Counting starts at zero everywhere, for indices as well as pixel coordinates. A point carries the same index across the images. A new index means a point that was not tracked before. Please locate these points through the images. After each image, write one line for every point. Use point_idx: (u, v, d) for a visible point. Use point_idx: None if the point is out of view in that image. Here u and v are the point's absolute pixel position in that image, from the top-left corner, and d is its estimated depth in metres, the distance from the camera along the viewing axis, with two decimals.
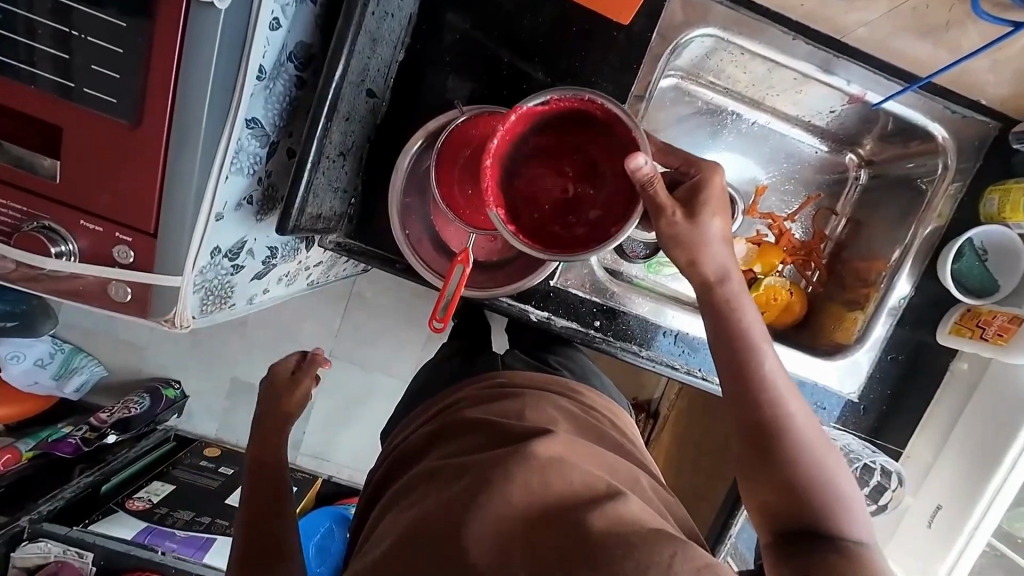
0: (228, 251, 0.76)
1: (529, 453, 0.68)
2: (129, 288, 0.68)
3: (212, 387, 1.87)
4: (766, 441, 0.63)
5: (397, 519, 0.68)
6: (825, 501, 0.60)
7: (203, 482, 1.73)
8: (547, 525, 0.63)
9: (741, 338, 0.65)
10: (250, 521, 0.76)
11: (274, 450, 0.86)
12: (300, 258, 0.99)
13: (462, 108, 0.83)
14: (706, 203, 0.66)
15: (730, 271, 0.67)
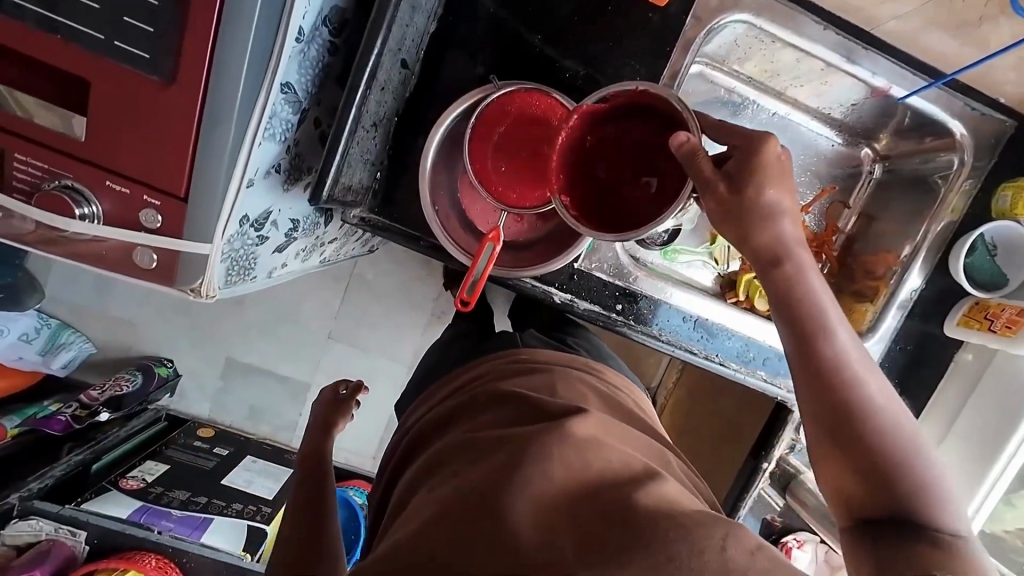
0: (254, 221, 0.74)
1: (568, 432, 0.72)
2: (155, 252, 0.65)
3: (208, 366, 1.83)
4: (844, 422, 0.57)
5: (435, 493, 0.70)
6: (913, 487, 0.55)
7: (198, 462, 1.69)
8: (587, 499, 0.66)
9: (816, 315, 0.59)
10: (298, 505, 0.89)
11: (317, 450, 0.98)
12: (318, 233, 0.98)
13: (495, 83, 0.81)
14: (773, 174, 0.59)
15: (797, 242, 0.60)
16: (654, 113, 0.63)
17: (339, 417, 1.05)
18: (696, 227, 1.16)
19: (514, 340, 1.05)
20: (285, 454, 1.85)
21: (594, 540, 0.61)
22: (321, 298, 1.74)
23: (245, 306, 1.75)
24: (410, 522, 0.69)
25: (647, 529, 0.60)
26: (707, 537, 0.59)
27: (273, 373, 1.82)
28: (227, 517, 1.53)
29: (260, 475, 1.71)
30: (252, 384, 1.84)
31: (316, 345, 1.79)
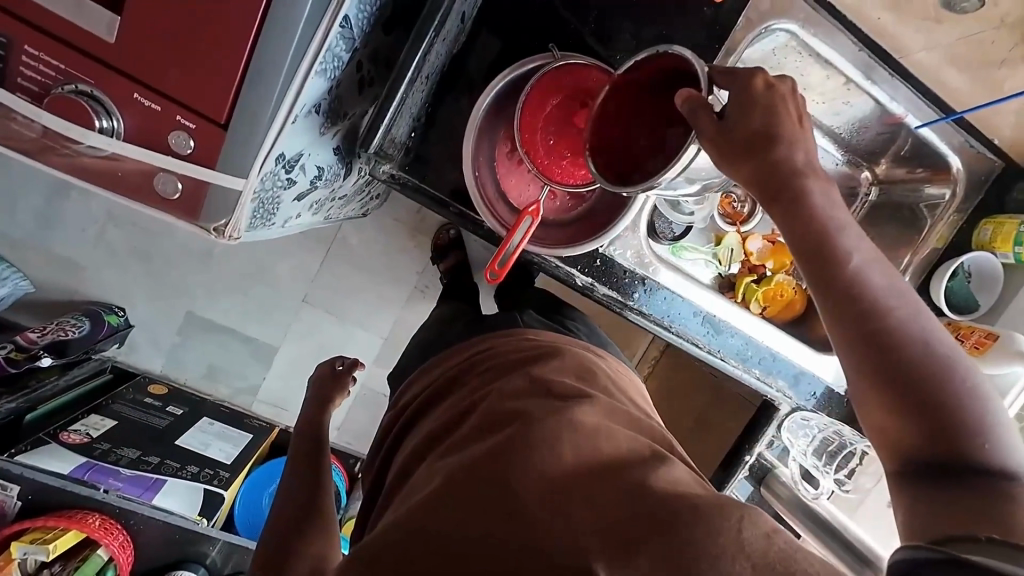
0: (288, 161, 0.68)
1: (573, 419, 0.64)
2: (180, 181, 0.60)
3: (160, 316, 1.56)
4: (879, 362, 0.53)
5: (440, 467, 0.64)
6: (966, 424, 0.50)
7: (150, 421, 1.41)
8: (597, 478, 0.57)
9: (842, 252, 0.55)
10: (293, 474, 0.86)
11: (316, 424, 0.94)
12: (336, 185, 0.92)
13: (555, 54, 0.80)
14: (768, 111, 0.57)
15: (805, 171, 0.57)
16: (682, 73, 0.61)
17: (337, 392, 1.01)
18: (703, 227, 1.17)
19: (514, 319, 0.94)
20: (248, 420, 1.60)
21: (613, 524, 0.52)
22: (298, 258, 1.51)
23: (216, 259, 1.50)
24: (413, 497, 0.64)
25: (665, 515, 0.51)
26: (723, 520, 0.50)
27: (236, 333, 1.58)
28: (183, 479, 1.31)
29: (220, 439, 1.47)
30: (211, 342, 1.58)
31: (287, 310, 1.56)
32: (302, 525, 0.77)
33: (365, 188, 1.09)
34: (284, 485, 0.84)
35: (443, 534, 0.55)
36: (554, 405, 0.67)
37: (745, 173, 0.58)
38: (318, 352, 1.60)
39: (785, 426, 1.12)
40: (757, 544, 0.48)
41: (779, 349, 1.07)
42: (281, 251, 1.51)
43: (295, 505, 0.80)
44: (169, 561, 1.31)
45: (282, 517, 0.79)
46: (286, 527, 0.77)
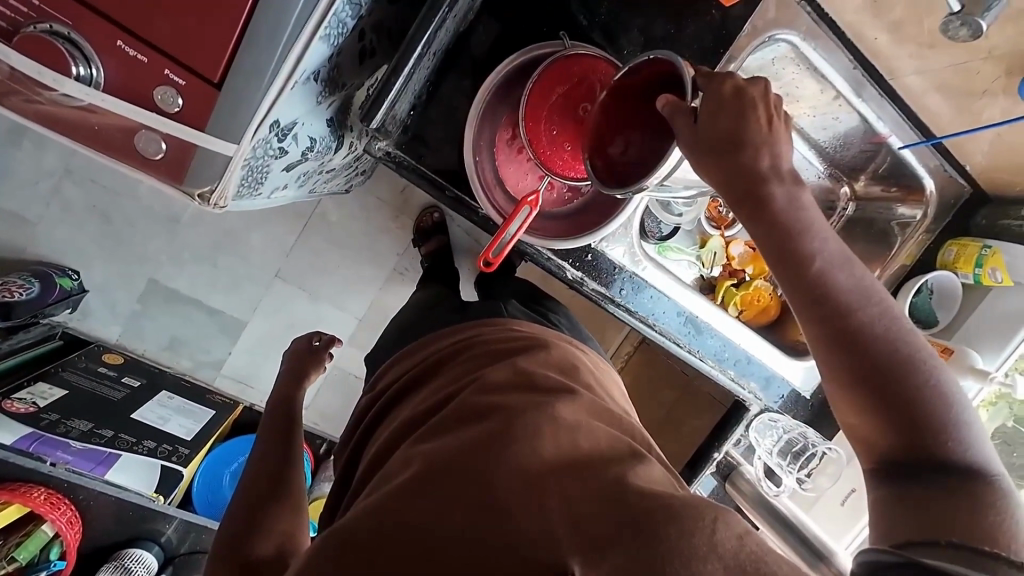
0: (282, 129, 0.64)
1: (554, 413, 0.60)
2: (164, 142, 0.56)
3: (116, 283, 1.45)
4: (849, 368, 0.55)
5: (416, 454, 0.60)
6: (932, 422, 0.53)
7: (103, 392, 1.32)
8: (577, 473, 0.53)
9: (819, 259, 0.56)
10: (262, 454, 0.82)
11: (290, 402, 0.91)
12: (327, 159, 0.89)
13: (565, 43, 0.79)
14: (740, 113, 0.56)
15: (769, 178, 0.57)
16: (673, 77, 0.60)
17: (314, 369, 0.97)
18: (690, 229, 1.19)
19: (499, 310, 0.91)
20: (210, 396, 1.52)
21: (593, 522, 0.47)
22: (272, 230, 1.44)
23: (183, 225, 1.42)
24: (386, 484, 0.58)
25: (643, 516, 0.46)
26: (699, 518, 0.45)
27: (200, 305, 1.49)
28: (139, 455, 1.25)
29: (180, 414, 1.41)
30: (173, 313, 1.49)
31: (259, 283, 1.49)
32: (264, 506, 0.74)
33: (354, 163, 1.05)
34: (252, 463, 0.80)
35: (416, 516, 0.51)
36: (534, 398, 0.63)
37: (716, 175, 0.58)
38: (287, 331, 1.54)
39: (754, 427, 1.16)
40: (732, 547, 0.44)
41: (754, 352, 1.12)
42: (252, 222, 1.43)
43: (263, 483, 0.77)
44: (122, 539, 1.25)
45: (249, 495, 0.76)
46: (248, 507, 0.74)
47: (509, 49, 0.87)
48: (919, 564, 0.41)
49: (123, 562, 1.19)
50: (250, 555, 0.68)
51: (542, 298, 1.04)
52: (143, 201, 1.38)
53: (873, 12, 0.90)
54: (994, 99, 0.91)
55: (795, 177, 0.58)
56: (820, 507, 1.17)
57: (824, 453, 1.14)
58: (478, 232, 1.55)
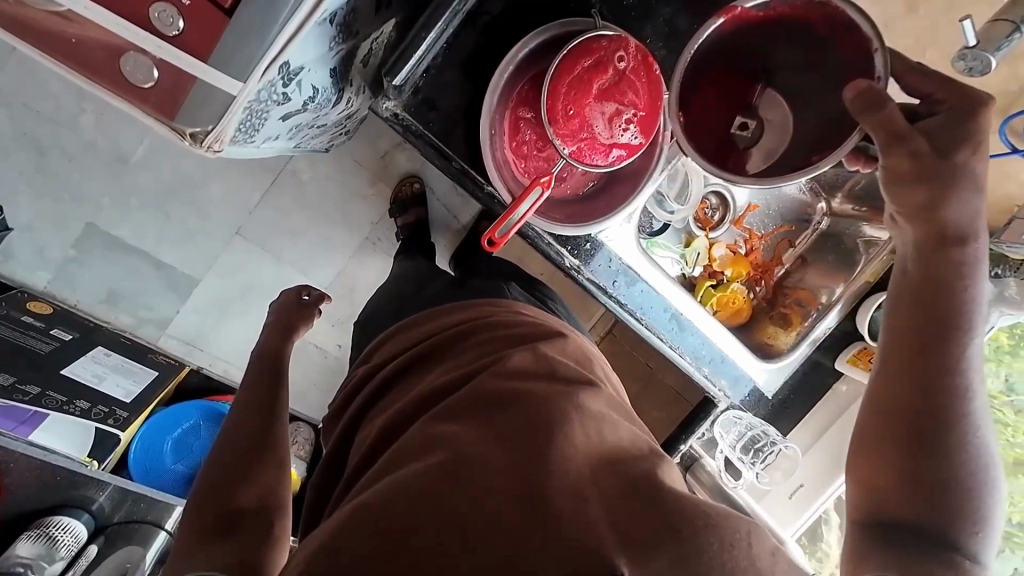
0: (289, 72, 0.59)
1: (580, 403, 0.60)
2: (158, 69, 0.51)
3: (45, 223, 1.26)
4: (910, 398, 0.57)
5: (439, 436, 0.57)
6: (943, 492, 0.55)
7: (29, 344, 1.18)
8: (602, 467, 0.53)
9: (958, 319, 0.57)
10: (248, 406, 0.77)
11: (263, 360, 0.84)
12: (323, 114, 0.82)
13: (597, 23, 0.78)
14: (966, 136, 0.55)
15: (959, 241, 0.57)
16: (828, 35, 0.60)
17: (303, 322, 0.92)
18: (679, 229, 1.22)
19: (501, 290, 0.90)
20: (152, 355, 1.37)
21: (631, 523, 0.47)
22: (236, 183, 1.31)
23: (131, 167, 1.25)
24: (404, 464, 0.56)
25: (679, 519, 0.47)
26: (734, 530, 0.47)
27: (146, 256, 1.33)
28: (71, 416, 1.14)
29: (118, 372, 1.28)
30: (112, 263, 1.32)
31: (215, 238, 1.35)
32: (251, 460, 0.70)
33: (345, 121, 0.97)
34: (235, 414, 0.76)
35: (452, 498, 0.49)
36: (559, 387, 0.63)
37: (915, 200, 0.57)
38: (246, 293, 1.41)
39: (719, 421, 1.26)
40: (766, 562, 0.46)
41: (729, 352, 1.16)
42: (211, 172, 1.29)
43: (246, 439, 0.73)
44: (46, 505, 1.11)
45: (224, 454, 0.71)
46: (230, 461, 0.70)
47: (535, 22, 0.83)
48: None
49: (47, 531, 1.08)
50: (237, 505, 0.65)
51: (536, 281, 1.03)
52: (85, 134, 1.20)
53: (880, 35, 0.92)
54: None
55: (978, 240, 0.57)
56: (771, 497, 1.26)
57: (782, 451, 1.21)
58: (459, 210, 1.51)
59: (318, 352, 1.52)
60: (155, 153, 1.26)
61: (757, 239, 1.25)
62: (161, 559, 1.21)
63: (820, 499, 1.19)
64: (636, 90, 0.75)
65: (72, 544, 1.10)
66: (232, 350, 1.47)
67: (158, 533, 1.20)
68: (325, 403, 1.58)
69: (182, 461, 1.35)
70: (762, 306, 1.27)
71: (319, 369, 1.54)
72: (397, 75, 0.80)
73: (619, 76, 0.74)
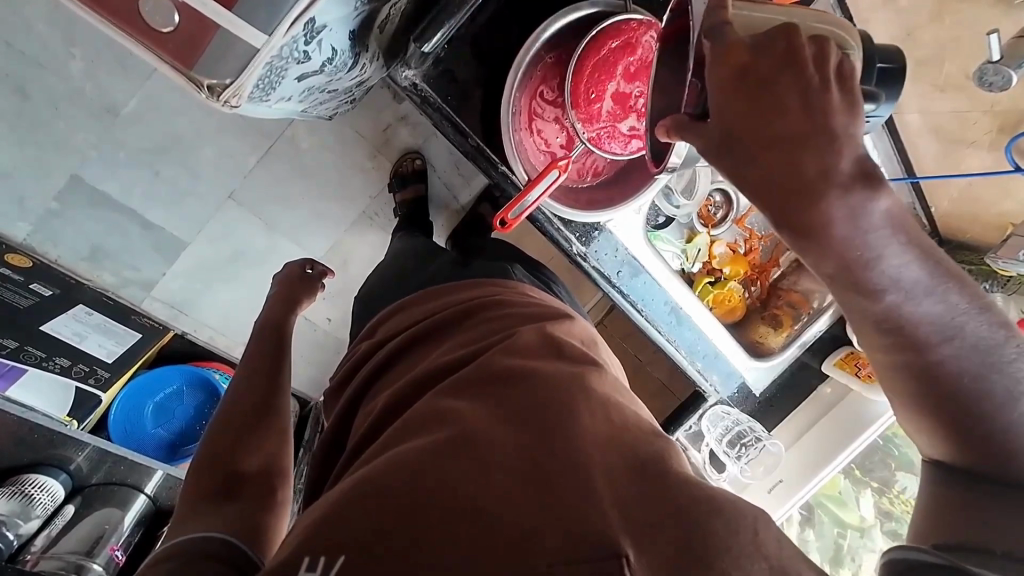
0: (313, 30, 0.56)
1: (587, 386, 0.61)
2: (178, 13, 0.49)
3: (24, 173, 1.18)
4: (899, 362, 0.57)
5: (443, 411, 0.57)
6: (1001, 441, 0.53)
7: (7, 299, 1.15)
8: (614, 449, 0.53)
9: (866, 292, 0.53)
10: (248, 377, 0.77)
11: (265, 330, 0.86)
12: (338, 78, 0.79)
13: (629, 4, 0.75)
14: (780, 78, 0.49)
15: (835, 182, 0.49)
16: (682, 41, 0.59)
17: (306, 294, 0.94)
18: (682, 224, 1.23)
19: (507, 272, 0.90)
20: (136, 317, 1.35)
21: (638, 507, 0.48)
22: (232, 144, 1.26)
23: (120, 119, 1.18)
24: (404, 441, 0.56)
25: (692, 508, 0.48)
26: (740, 516, 0.48)
27: (133, 214, 1.28)
28: (49, 372, 1.18)
29: (98, 332, 1.28)
30: (97, 219, 1.26)
31: (208, 200, 1.31)
32: (254, 430, 0.70)
33: (354, 88, 0.94)
34: (238, 382, 0.76)
35: (454, 472, 0.49)
36: (566, 370, 0.63)
37: (783, 162, 0.49)
38: (238, 261, 1.39)
39: (706, 416, 1.27)
40: (771, 547, 0.47)
41: (722, 350, 1.18)
42: (205, 131, 1.24)
43: (249, 408, 0.73)
44: (21, 463, 1.08)
45: (228, 422, 0.71)
46: (230, 431, 0.69)
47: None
48: (955, 566, 0.46)
49: (23, 489, 1.05)
50: (238, 467, 0.65)
51: (543, 265, 1.03)
52: (71, 79, 1.12)
53: (901, 43, 0.91)
54: (979, 151, 0.95)
55: (863, 175, 0.49)
56: (750, 490, 1.27)
57: (765, 447, 1.25)
58: (459, 189, 1.50)
59: (309, 324, 1.51)
60: (147, 107, 1.19)
61: (756, 239, 1.27)
62: (140, 523, 1.21)
63: (800, 493, 1.21)
64: None
65: (48, 502, 1.08)
66: (221, 317, 1.45)
67: (137, 496, 1.21)
68: (314, 376, 1.57)
69: (162, 426, 1.38)
70: (754, 306, 1.30)
71: (310, 342, 1.52)
72: (423, 42, 0.78)
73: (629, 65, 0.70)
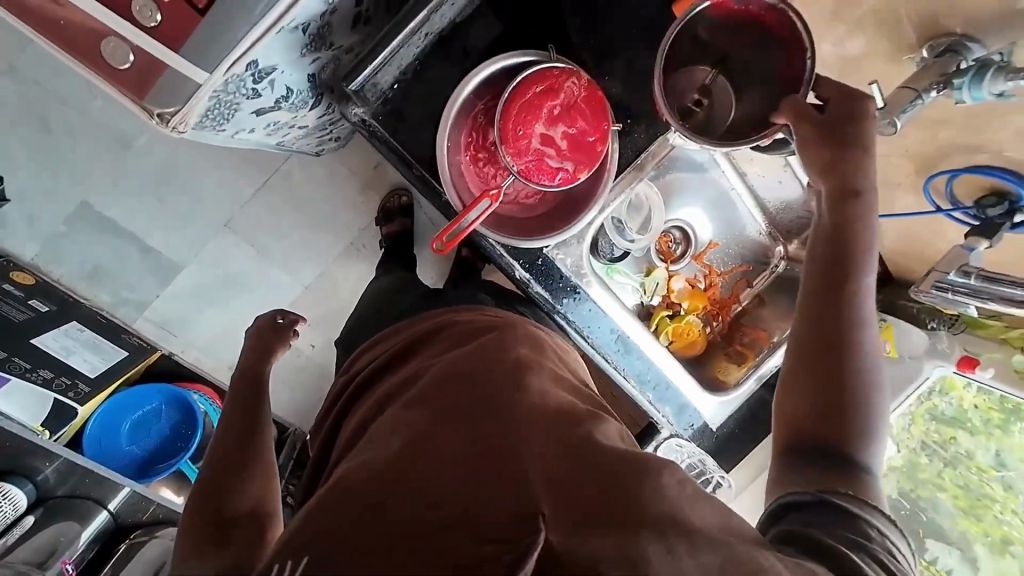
0: (259, 71, 0.65)
1: (531, 385, 0.68)
2: (133, 54, 0.58)
3: (43, 197, 1.31)
4: (796, 347, 0.65)
5: (411, 425, 0.64)
6: (854, 422, 0.60)
7: (4, 311, 1.20)
8: (553, 433, 0.61)
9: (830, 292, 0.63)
10: (231, 416, 0.81)
11: (245, 374, 0.86)
12: (300, 113, 0.88)
13: (552, 54, 0.84)
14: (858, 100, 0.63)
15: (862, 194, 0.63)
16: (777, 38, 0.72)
17: (280, 345, 0.90)
18: (639, 257, 1.28)
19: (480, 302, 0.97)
20: (125, 335, 1.39)
21: (571, 491, 0.54)
22: (230, 176, 1.38)
23: (132, 152, 1.32)
24: (376, 455, 0.62)
25: (615, 476, 0.55)
26: (651, 476, 0.56)
27: (133, 238, 1.38)
28: (30, 383, 1.18)
29: (87, 347, 1.30)
30: (101, 241, 1.37)
31: (204, 227, 1.41)
32: (241, 470, 0.74)
33: (328, 125, 1.04)
34: (220, 429, 0.79)
35: (423, 481, 0.56)
36: (516, 368, 0.70)
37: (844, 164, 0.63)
38: (228, 285, 1.46)
39: (661, 449, 1.23)
40: (673, 493, 0.55)
41: (674, 380, 1.19)
42: (206, 164, 1.36)
43: (236, 449, 0.76)
44: None
45: (219, 465, 0.75)
46: (223, 474, 0.73)
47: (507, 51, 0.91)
48: (825, 501, 0.56)
49: None
50: (228, 507, 0.70)
51: (511, 295, 1.09)
52: (92, 116, 1.27)
53: None
54: (906, 194, 0.99)
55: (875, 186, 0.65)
56: None
57: (718, 483, 1.23)
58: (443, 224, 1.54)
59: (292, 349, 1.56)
60: (156, 142, 1.33)
61: (716, 275, 1.31)
62: (96, 540, 1.23)
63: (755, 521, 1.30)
64: (586, 118, 0.82)
65: (9, 511, 1.12)
66: (208, 339, 1.50)
67: (99, 512, 1.22)
68: (292, 400, 1.60)
69: (137, 444, 1.38)
70: (716, 340, 1.32)
71: (291, 365, 1.57)
72: (361, 78, 0.85)
73: (554, 109, 0.81)
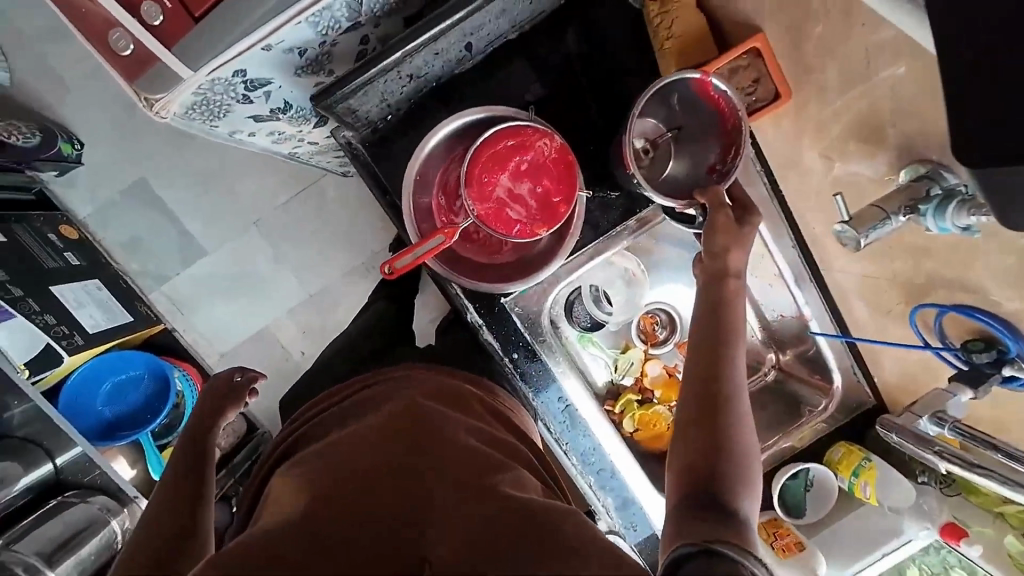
0: (248, 80, 0.75)
1: (451, 433, 0.69)
2: (133, 44, 0.67)
3: (110, 168, 1.47)
4: (685, 406, 0.73)
5: (330, 471, 0.63)
6: (730, 471, 0.68)
7: (38, 255, 1.29)
8: (465, 460, 0.64)
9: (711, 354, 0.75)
10: (168, 489, 0.77)
11: (187, 451, 0.83)
12: (304, 129, 0.97)
13: (529, 115, 0.89)
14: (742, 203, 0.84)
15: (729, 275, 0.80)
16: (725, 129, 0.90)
17: (229, 408, 0.90)
18: (616, 330, 1.22)
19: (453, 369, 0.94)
20: (138, 304, 1.50)
21: (479, 536, 0.54)
22: (269, 181, 1.50)
23: (194, 144, 1.47)
24: (290, 511, 0.59)
25: (519, 505, 0.58)
26: (557, 516, 0.58)
27: (173, 218, 1.51)
28: (32, 326, 1.23)
29: (97, 306, 1.38)
30: (145, 216, 1.50)
31: (236, 222, 1.52)
32: (182, 541, 0.70)
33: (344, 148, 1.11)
34: (152, 514, 0.74)
35: (337, 543, 0.54)
36: (435, 410, 0.73)
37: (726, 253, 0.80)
38: (241, 278, 1.55)
39: None
40: (573, 529, 0.56)
41: (621, 469, 1.13)
42: (254, 167, 1.49)
43: (173, 523, 0.72)
44: None
45: (152, 536, 0.70)
46: (157, 542, 0.69)
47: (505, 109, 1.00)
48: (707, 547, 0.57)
49: None
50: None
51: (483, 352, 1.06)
52: None
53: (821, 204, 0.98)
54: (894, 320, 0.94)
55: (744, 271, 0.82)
56: None
57: None
58: None
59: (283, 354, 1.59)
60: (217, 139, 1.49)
61: None
62: (29, 491, 1.21)
63: None
64: (550, 178, 0.86)
65: None
66: (210, 326, 1.56)
67: (44, 463, 1.22)
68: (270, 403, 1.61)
69: (111, 407, 1.43)
70: None
71: (278, 369, 1.59)
72: (330, 103, 0.83)
73: (523, 165, 0.86)
